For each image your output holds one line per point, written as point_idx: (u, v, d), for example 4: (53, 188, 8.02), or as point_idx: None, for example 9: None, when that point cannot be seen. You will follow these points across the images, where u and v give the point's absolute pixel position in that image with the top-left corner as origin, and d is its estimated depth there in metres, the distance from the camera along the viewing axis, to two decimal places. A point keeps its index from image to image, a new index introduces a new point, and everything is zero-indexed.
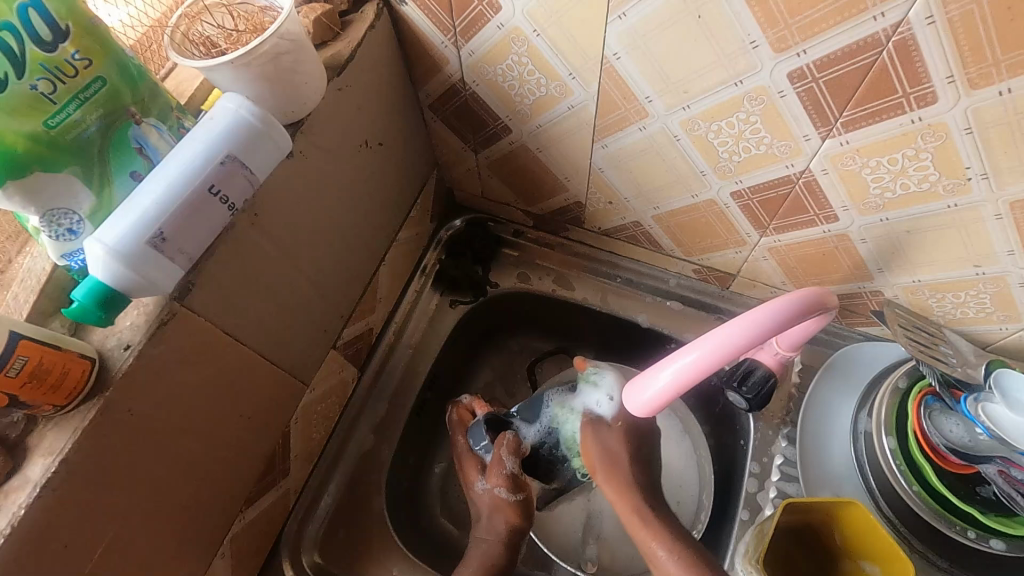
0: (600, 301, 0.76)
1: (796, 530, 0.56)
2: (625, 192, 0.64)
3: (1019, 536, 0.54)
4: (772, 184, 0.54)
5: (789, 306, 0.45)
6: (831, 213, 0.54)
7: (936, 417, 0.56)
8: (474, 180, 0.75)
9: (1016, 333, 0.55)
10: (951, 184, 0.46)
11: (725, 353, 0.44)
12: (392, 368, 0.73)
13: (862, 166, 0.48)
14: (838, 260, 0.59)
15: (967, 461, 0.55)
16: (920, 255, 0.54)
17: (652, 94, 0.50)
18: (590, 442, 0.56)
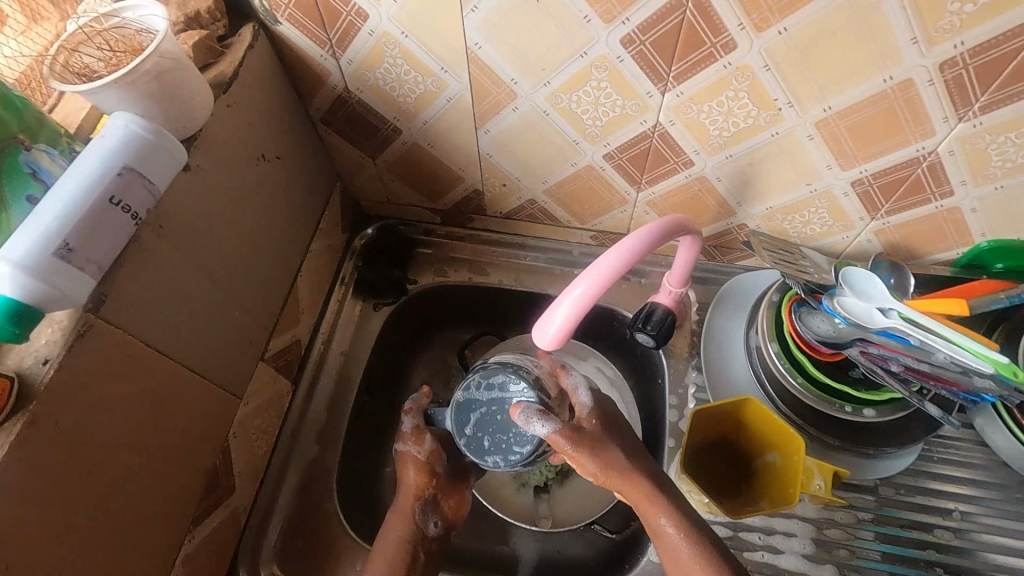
0: (514, 282, 0.82)
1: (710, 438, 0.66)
2: (515, 172, 0.70)
3: (886, 403, 0.63)
4: (634, 140, 0.62)
5: (654, 231, 0.51)
6: (686, 159, 0.63)
7: (805, 317, 0.65)
8: (377, 186, 0.79)
9: (855, 239, 0.68)
10: (769, 115, 0.55)
11: (610, 276, 0.48)
12: (325, 376, 0.75)
13: (698, 112, 0.57)
14: (705, 201, 0.68)
15: (835, 350, 0.64)
16: (764, 184, 0.64)
17: (515, 76, 0.57)
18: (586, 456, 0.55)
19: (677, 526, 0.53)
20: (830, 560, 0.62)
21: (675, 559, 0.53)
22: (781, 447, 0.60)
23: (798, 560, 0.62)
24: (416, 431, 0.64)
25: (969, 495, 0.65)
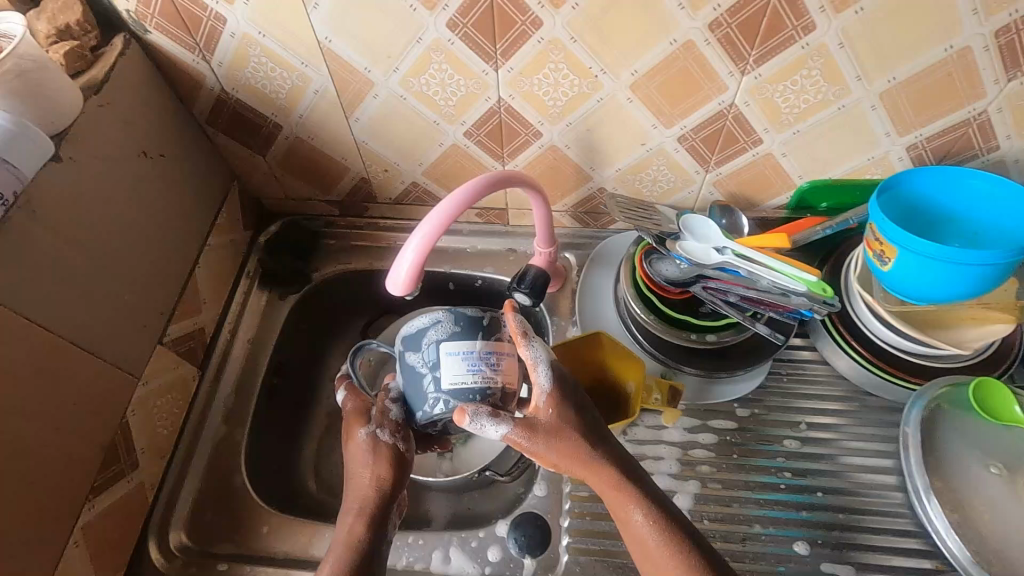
0: (411, 262, 0.89)
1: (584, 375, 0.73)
2: (392, 157, 0.77)
3: (727, 329, 0.72)
4: (485, 116, 0.70)
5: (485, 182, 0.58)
6: (535, 129, 0.71)
7: (654, 263, 0.73)
8: (273, 183, 0.85)
9: (698, 193, 0.77)
10: (589, 82, 0.64)
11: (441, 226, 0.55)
12: (231, 362, 0.80)
13: (530, 85, 0.65)
14: (562, 168, 0.76)
15: (682, 288, 0.72)
16: (607, 147, 0.72)
17: (368, 65, 0.65)
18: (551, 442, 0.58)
19: (646, 516, 0.56)
20: (694, 476, 0.69)
21: (647, 555, 0.56)
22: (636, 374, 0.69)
23: (665, 478, 0.69)
24: (394, 423, 0.64)
25: (817, 406, 0.72)
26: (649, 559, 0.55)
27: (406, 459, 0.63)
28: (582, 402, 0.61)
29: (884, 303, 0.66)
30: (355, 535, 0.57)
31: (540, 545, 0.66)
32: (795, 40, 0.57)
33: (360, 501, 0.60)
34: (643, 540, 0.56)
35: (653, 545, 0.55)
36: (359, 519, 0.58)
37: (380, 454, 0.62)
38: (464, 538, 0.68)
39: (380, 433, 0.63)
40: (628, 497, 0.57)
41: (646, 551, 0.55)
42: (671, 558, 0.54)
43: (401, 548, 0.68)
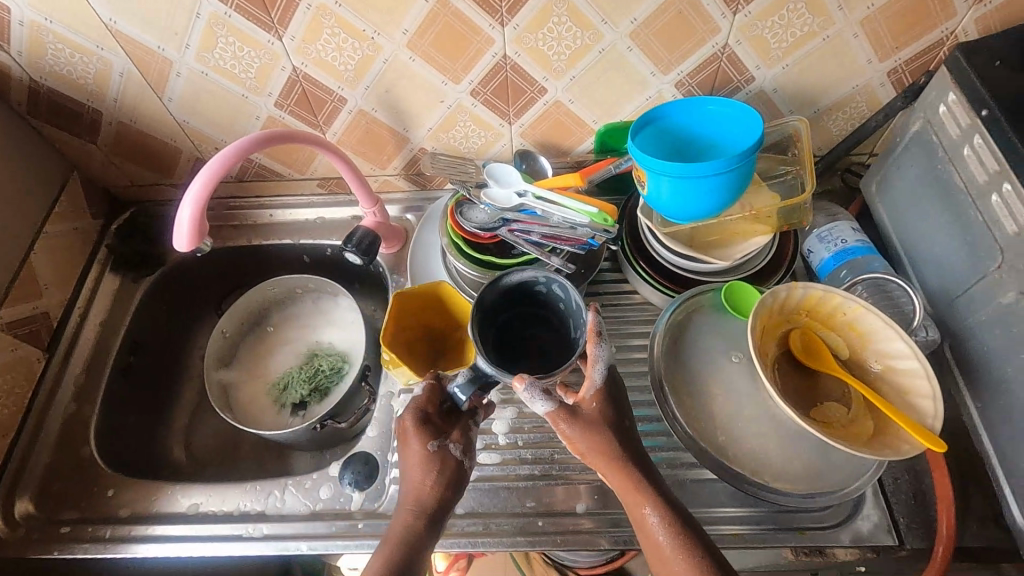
0: (262, 237, 0.92)
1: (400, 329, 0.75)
2: (217, 134, 0.81)
3: (528, 265, 0.76)
4: (288, 86, 0.74)
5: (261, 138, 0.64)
6: (338, 96, 0.75)
7: (463, 210, 0.78)
8: (115, 171, 0.87)
9: (511, 145, 0.83)
10: (369, 45, 0.69)
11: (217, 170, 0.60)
12: (81, 344, 0.83)
13: (317, 52, 0.70)
14: (379, 132, 0.81)
15: (487, 232, 0.76)
16: (411, 107, 0.77)
17: (159, 43, 0.68)
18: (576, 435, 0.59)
19: (662, 519, 0.55)
20: (511, 403, 0.74)
21: (660, 558, 0.55)
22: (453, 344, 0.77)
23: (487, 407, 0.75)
24: (465, 439, 0.60)
25: (630, 329, 0.79)
26: (665, 560, 0.55)
27: (462, 473, 0.59)
28: (622, 405, 0.61)
29: (662, 227, 0.74)
30: (394, 545, 0.54)
31: (367, 479, 0.71)
32: None
33: (417, 508, 0.56)
34: (656, 541, 0.55)
35: (666, 549, 0.54)
36: (412, 515, 0.56)
37: (445, 466, 0.58)
38: (298, 481, 0.72)
39: (450, 446, 0.59)
40: (643, 496, 0.57)
41: (659, 551, 0.55)
42: (681, 557, 0.54)
43: (239, 497, 0.72)
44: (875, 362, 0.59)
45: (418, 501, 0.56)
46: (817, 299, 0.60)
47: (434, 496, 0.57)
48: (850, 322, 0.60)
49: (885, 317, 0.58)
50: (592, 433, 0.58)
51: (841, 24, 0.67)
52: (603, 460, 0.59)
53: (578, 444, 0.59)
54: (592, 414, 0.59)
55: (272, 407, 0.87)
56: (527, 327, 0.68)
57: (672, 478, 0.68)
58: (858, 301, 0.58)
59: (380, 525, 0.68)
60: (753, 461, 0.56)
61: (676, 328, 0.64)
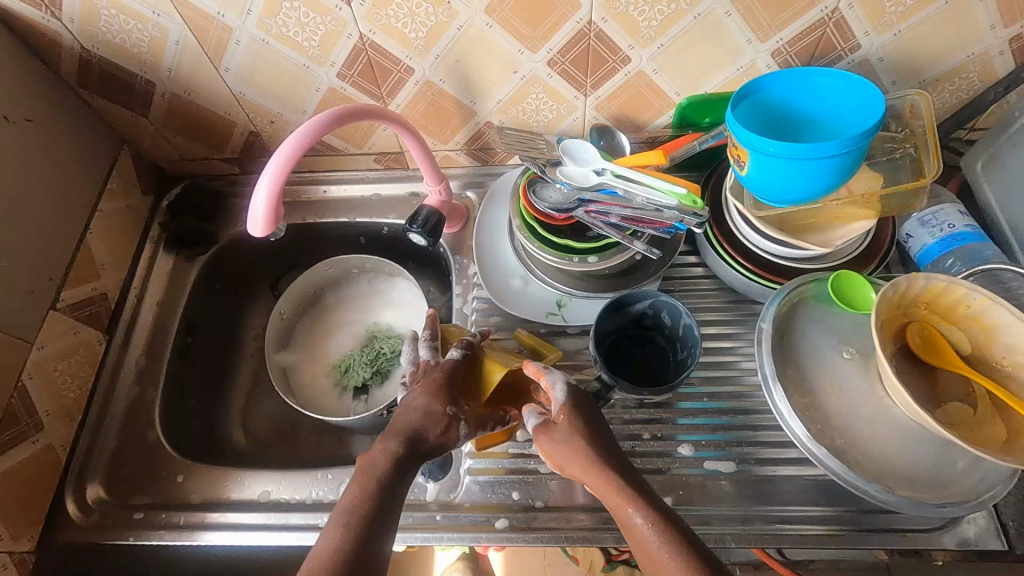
0: (317, 215, 0.89)
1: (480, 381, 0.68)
2: (273, 107, 0.76)
3: (607, 248, 0.73)
4: (352, 55, 0.69)
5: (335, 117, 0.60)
6: (405, 66, 0.70)
7: (537, 190, 0.74)
8: (165, 145, 0.84)
9: (584, 119, 0.78)
10: (444, 10, 0.63)
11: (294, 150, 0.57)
12: (139, 325, 0.81)
13: (387, 18, 0.65)
14: (444, 104, 0.76)
15: (565, 214, 0.72)
16: (481, 78, 0.72)
17: (220, 9, 0.64)
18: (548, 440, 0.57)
19: (646, 514, 0.49)
20: None
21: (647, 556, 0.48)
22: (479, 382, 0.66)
23: None
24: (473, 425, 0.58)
25: (704, 318, 0.75)
26: (656, 563, 0.47)
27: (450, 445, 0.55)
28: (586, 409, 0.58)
29: (753, 210, 0.68)
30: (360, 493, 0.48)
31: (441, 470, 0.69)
32: None
33: (405, 462, 0.51)
34: (646, 543, 0.48)
35: (651, 544, 0.47)
36: (395, 443, 0.52)
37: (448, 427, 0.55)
38: None
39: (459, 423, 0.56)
40: (625, 496, 0.51)
41: (647, 552, 0.48)
42: (670, 556, 0.46)
43: (310, 485, 0.71)
44: (1004, 360, 0.55)
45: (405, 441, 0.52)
46: (940, 290, 0.56)
47: (423, 440, 0.53)
48: (975, 315, 0.56)
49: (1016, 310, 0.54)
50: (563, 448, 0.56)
51: None
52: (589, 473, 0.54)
53: (555, 455, 0.57)
54: (561, 427, 0.56)
55: (332, 391, 0.85)
56: (637, 347, 0.72)
57: (762, 474, 0.66)
58: (985, 294, 0.54)
59: (458, 517, 0.67)
60: (874, 465, 0.53)
61: (783, 321, 0.61)
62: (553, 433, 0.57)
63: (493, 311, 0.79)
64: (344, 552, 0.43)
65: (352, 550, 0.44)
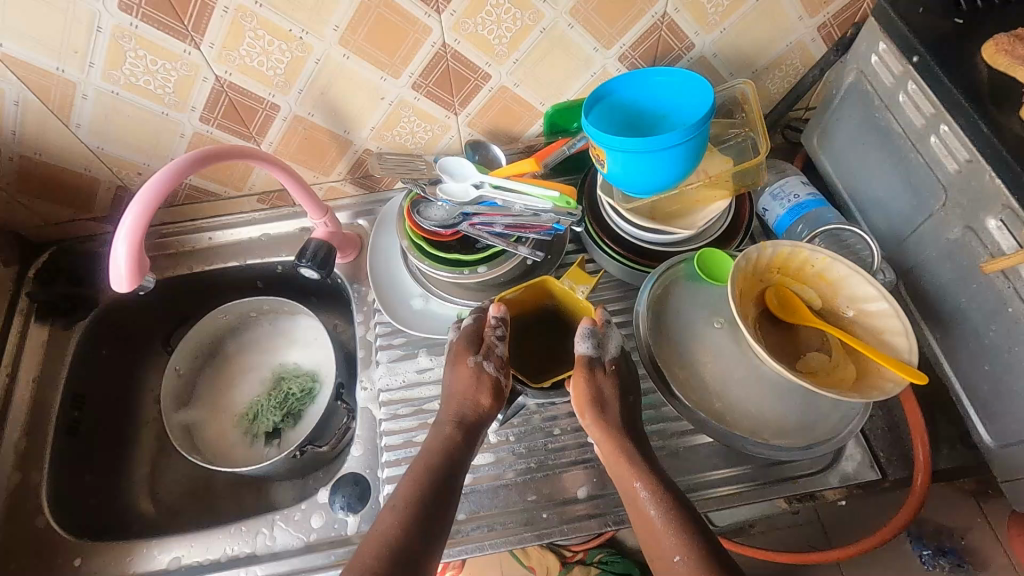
0: (204, 263, 0.86)
1: (537, 320, 0.72)
2: (138, 159, 0.74)
3: (495, 258, 0.74)
4: (212, 98, 0.68)
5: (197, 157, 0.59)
6: (270, 103, 0.70)
7: (422, 209, 0.75)
8: (23, 211, 0.79)
9: (459, 137, 0.80)
10: (298, 46, 0.64)
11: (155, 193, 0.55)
12: (15, 406, 0.75)
13: (240, 58, 0.65)
14: (318, 136, 0.76)
15: (451, 230, 0.74)
16: (349, 107, 0.73)
17: (57, 64, 0.61)
18: (584, 383, 0.63)
19: (652, 495, 0.57)
20: None
21: (649, 528, 0.57)
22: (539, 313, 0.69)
23: None
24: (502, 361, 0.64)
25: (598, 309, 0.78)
26: (655, 538, 0.56)
27: (502, 391, 0.64)
28: (627, 381, 0.66)
29: (623, 203, 0.73)
30: (425, 469, 0.59)
31: (360, 500, 0.68)
32: None
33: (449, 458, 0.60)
34: (647, 515, 0.57)
35: (657, 522, 0.56)
36: (448, 430, 0.62)
37: (483, 380, 0.63)
38: (287, 515, 0.69)
39: (484, 364, 0.64)
40: (632, 470, 0.60)
41: (648, 526, 0.57)
42: (670, 531, 0.55)
43: (224, 541, 0.68)
44: (848, 308, 0.62)
45: (459, 420, 0.62)
46: (788, 255, 0.63)
47: (469, 416, 0.63)
48: (820, 273, 0.62)
49: (851, 264, 0.61)
50: (596, 405, 0.61)
51: None
52: (608, 437, 0.62)
53: (584, 396, 0.62)
54: (607, 384, 0.63)
55: (242, 440, 0.82)
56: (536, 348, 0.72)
57: (667, 448, 0.69)
58: (826, 252, 0.60)
59: None
60: (750, 423, 0.58)
61: (658, 303, 0.65)
62: (601, 382, 0.63)
63: (398, 334, 0.79)
64: (386, 554, 0.51)
65: (397, 550, 0.52)
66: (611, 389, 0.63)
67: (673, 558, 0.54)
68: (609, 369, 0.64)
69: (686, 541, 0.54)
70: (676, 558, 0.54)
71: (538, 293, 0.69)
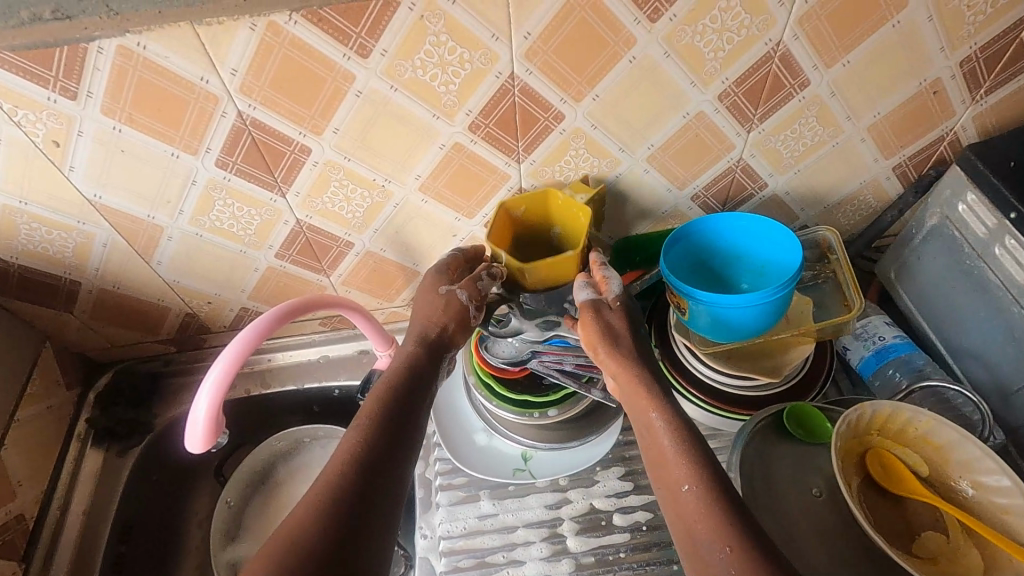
0: (262, 386, 0.84)
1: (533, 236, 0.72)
2: (210, 289, 0.75)
3: (565, 400, 0.72)
4: (289, 238, 0.69)
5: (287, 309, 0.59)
6: (345, 241, 0.71)
7: (490, 344, 0.73)
8: (93, 336, 0.79)
9: None
10: (378, 192, 0.65)
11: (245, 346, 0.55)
12: (64, 543, 0.72)
13: (323, 204, 0.66)
14: (386, 268, 0.76)
15: (519, 367, 0.71)
16: (421, 243, 0.73)
17: (150, 212, 0.63)
18: (592, 318, 0.61)
19: (668, 423, 0.54)
20: (566, 553, 0.68)
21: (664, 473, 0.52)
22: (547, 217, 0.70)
23: (537, 564, 0.68)
24: (474, 291, 0.67)
25: None
26: (665, 465, 0.52)
27: (470, 324, 0.67)
28: (636, 316, 0.64)
29: (702, 346, 0.69)
30: (376, 412, 0.55)
31: None
32: (552, 128, 0.61)
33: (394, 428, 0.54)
34: (659, 445, 0.53)
35: (670, 452, 0.52)
36: (414, 356, 0.62)
37: (450, 303, 0.65)
38: None
39: (459, 292, 0.66)
40: (648, 400, 0.56)
41: (660, 455, 0.53)
42: (682, 466, 0.51)
43: None
44: (966, 484, 0.56)
45: (429, 338, 0.64)
46: (887, 416, 0.59)
47: (438, 350, 0.64)
48: (924, 436, 0.58)
49: (961, 429, 0.56)
50: (607, 336, 0.60)
51: (850, 132, 0.67)
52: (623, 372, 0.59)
53: (592, 334, 0.61)
54: (614, 318, 0.62)
55: None
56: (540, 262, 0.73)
57: None
58: (930, 415, 0.56)
59: None
60: None
61: (748, 463, 0.61)
62: (607, 317, 0.62)
63: (458, 472, 0.75)
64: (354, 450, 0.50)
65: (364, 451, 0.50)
66: (618, 322, 0.62)
67: (682, 488, 0.50)
68: (614, 306, 0.63)
69: (699, 471, 0.50)
70: (685, 488, 0.49)
71: (544, 213, 0.69)
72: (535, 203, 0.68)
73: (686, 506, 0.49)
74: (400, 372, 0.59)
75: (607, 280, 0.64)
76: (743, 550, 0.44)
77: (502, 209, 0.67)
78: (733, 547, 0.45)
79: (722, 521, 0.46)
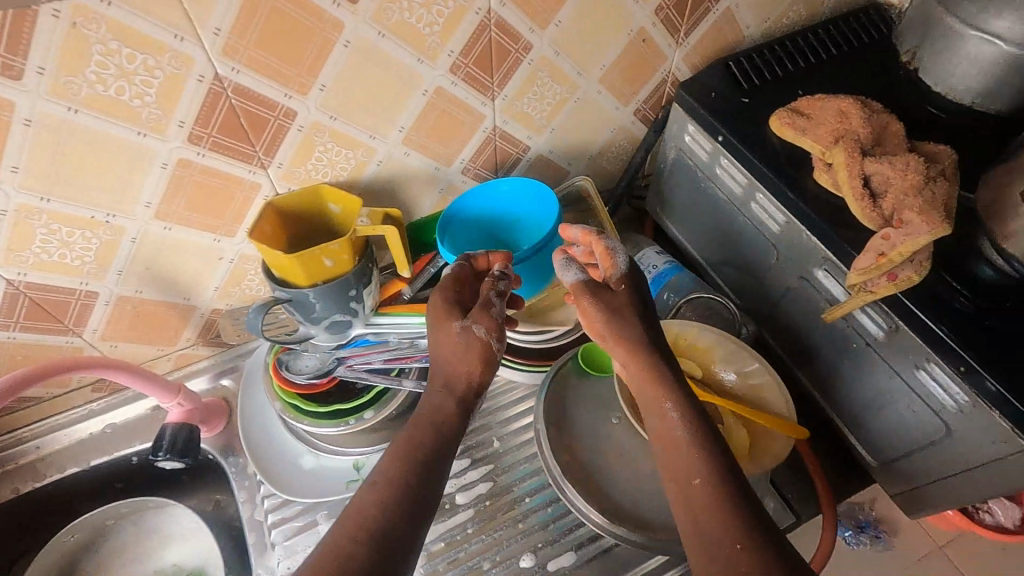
0: (34, 480, 0.71)
1: (307, 223, 0.66)
2: None
3: (381, 399, 0.70)
4: (5, 303, 0.58)
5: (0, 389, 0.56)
6: (84, 291, 0.61)
7: (293, 363, 0.70)
8: None
9: None
10: (105, 229, 0.57)
11: None
12: None
13: (36, 256, 0.56)
14: (153, 310, 0.68)
15: (327, 378, 0.69)
16: (184, 275, 0.66)
17: None
18: (593, 307, 0.56)
19: (683, 414, 0.51)
20: None
21: (669, 461, 0.50)
22: (322, 203, 0.65)
23: None
24: (496, 328, 0.56)
25: (501, 417, 0.77)
26: (672, 449, 0.50)
27: (496, 359, 0.55)
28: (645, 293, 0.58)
29: None
30: (403, 471, 0.48)
31: None
32: (287, 126, 0.58)
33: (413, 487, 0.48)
34: (673, 434, 0.50)
35: (681, 438, 0.50)
36: (444, 398, 0.54)
37: (472, 347, 0.54)
38: None
39: (474, 329, 0.55)
40: (661, 389, 0.53)
41: (670, 446, 0.50)
42: (695, 453, 0.49)
43: None
44: (730, 372, 0.65)
45: (452, 392, 0.54)
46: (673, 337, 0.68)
47: (458, 387, 0.54)
48: (692, 344, 0.66)
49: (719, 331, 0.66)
50: (614, 318, 0.55)
51: (585, 86, 0.73)
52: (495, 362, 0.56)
53: (597, 326, 0.56)
54: (618, 298, 0.56)
55: None
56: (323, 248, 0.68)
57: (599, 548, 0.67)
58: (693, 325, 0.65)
59: None
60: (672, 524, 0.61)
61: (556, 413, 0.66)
62: (611, 300, 0.56)
63: (290, 504, 0.70)
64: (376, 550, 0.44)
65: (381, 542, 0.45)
66: (629, 304, 0.56)
67: (692, 480, 0.47)
68: (619, 285, 0.57)
69: (691, 462, 0.48)
70: (696, 481, 0.47)
71: (318, 200, 0.64)
72: (301, 194, 0.63)
73: (692, 496, 0.47)
74: (425, 421, 0.52)
75: (611, 252, 0.57)
76: (753, 547, 0.42)
77: (268, 209, 0.62)
78: (743, 543, 0.43)
79: (731, 516, 0.45)
